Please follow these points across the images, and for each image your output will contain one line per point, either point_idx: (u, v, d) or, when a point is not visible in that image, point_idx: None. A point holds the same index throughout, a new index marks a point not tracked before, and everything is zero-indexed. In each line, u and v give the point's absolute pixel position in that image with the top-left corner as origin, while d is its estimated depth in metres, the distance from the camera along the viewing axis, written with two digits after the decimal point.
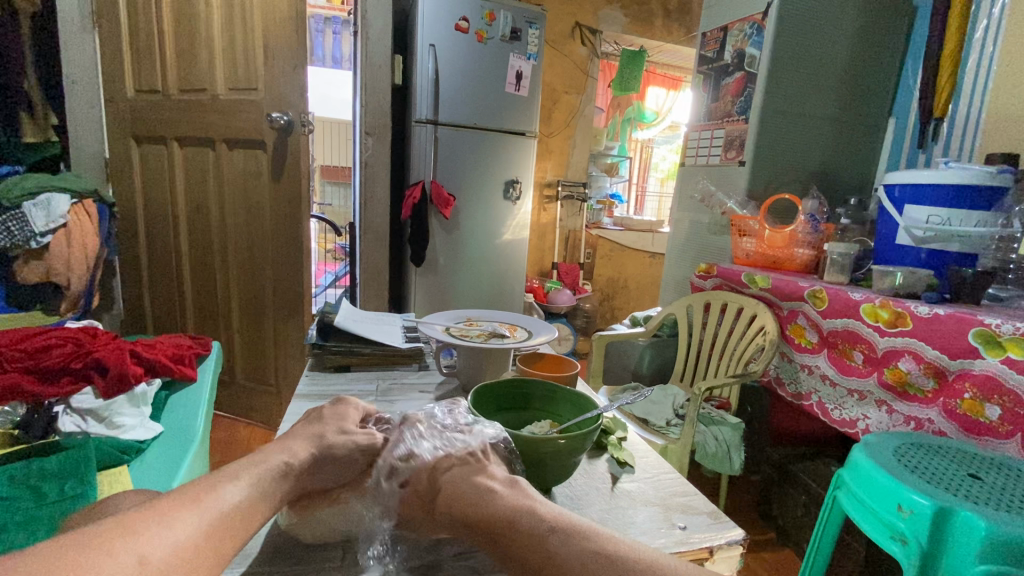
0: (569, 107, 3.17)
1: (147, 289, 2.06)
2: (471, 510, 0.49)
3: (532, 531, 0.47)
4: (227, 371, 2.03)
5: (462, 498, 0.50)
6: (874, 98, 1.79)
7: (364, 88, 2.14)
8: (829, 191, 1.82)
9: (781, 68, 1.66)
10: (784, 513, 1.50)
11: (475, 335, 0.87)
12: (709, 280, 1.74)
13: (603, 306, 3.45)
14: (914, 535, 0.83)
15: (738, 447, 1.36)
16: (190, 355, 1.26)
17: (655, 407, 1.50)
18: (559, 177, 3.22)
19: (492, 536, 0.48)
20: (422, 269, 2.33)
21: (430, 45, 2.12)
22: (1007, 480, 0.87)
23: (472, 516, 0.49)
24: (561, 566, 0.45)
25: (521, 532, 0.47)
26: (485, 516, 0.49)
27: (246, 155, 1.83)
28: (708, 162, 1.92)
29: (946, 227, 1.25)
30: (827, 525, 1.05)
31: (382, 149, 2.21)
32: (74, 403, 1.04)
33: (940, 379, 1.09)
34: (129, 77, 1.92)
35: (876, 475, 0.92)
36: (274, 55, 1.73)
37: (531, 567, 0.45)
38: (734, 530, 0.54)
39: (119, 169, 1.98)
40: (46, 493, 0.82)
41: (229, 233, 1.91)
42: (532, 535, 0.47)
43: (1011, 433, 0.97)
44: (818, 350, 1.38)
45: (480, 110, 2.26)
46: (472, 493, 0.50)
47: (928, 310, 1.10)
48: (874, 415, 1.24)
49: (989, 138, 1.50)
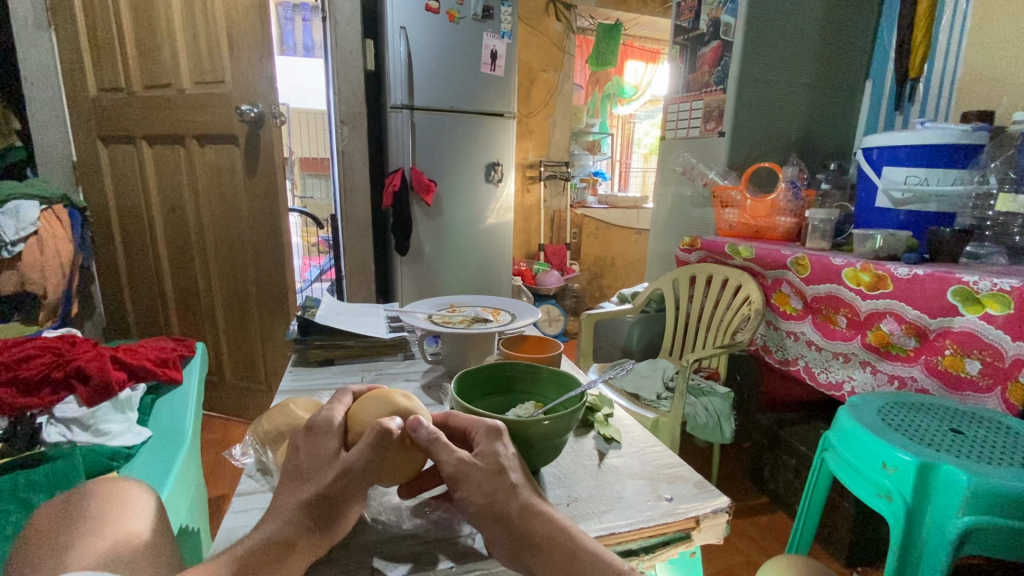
0: (547, 85, 3.12)
1: (129, 294, 2.03)
2: (534, 537, 0.45)
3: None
4: (215, 372, 2.01)
5: (538, 515, 0.47)
6: (852, 60, 1.78)
7: (336, 76, 2.09)
8: (810, 158, 1.82)
9: (757, 35, 1.64)
10: (776, 477, 1.53)
11: (458, 321, 0.86)
12: (693, 253, 1.75)
13: (591, 285, 3.46)
14: (899, 492, 0.85)
15: (728, 416, 1.39)
16: (174, 358, 1.24)
17: (645, 381, 1.51)
18: (541, 158, 3.20)
19: (496, 515, 0.46)
20: (407, 259, 2.31)
21: (401, 28, 2.07)
22: (988, 433, 0.89)
23: (478, 502, 0.47)
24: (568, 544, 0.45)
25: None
26: (553, 557, 0.45)
27: (218, 151, 1.78)
28: (688, 134, 1.91)
29: (924, 187, 1.26)
30: (817, 487, 1.07)
31: (360, 137, 2.16)
32: (57, 414, 1.01)
33: (922, 338, 1.11)
34: (91, 76, 1.86)
35: (861, 434, 0.93)
36: (240, 46, 1.68)
37: (539, 551, 0.45)
38: (719, 498, 0.54)
39: (88, 172, 1.92)
40: (35, 504, 0.81)
41: (207, 232, 1.87)
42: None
43: (992, 387, 0.99)
44: (804, 316, 1.39)
45: (456, 91, 2.22)
46: (545, 519, 0.47)
47: (907, 271, 1.11)
48: (860, 376, 1.26)
49: (964, 96, 1.50)
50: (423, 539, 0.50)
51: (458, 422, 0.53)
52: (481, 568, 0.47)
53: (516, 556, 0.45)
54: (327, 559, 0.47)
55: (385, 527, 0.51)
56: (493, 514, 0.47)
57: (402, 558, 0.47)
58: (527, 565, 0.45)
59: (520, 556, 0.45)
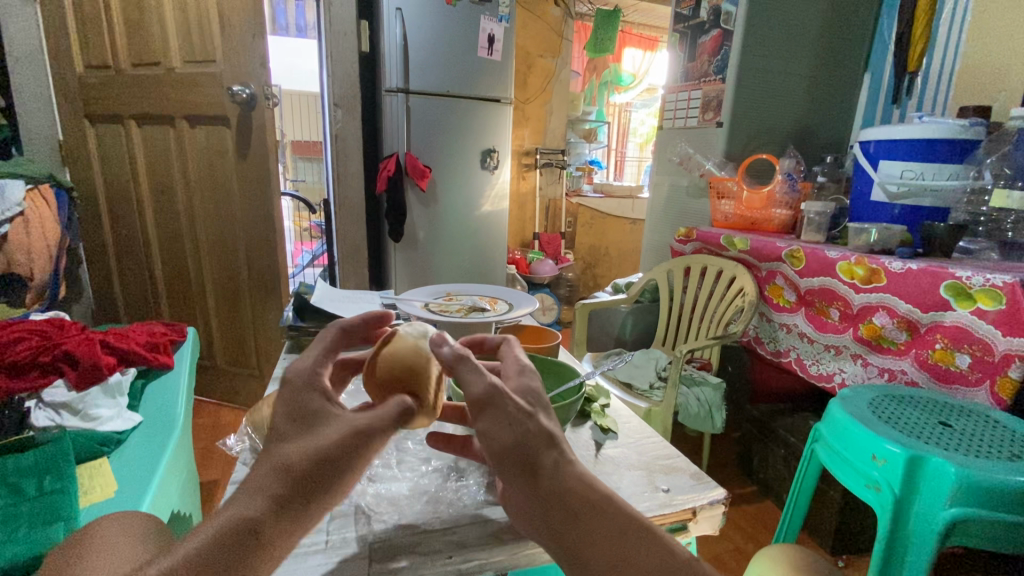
0: (545, 71, 3.09)
1: (118, 277, 2.00)
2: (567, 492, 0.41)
3: (655, 574, 0.40)
4: (206, 357, 2.00)
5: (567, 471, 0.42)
6: (851, 52, 1.77)
7: (331, 57, 2.05)
8: (807, 150, 1.81)
9: (758, 24, 1.63)
10: (765, 467, 1.55)
11: (455, 310, 0.86)
12: (689, 244, 1.75)
13: (586, 275, 3.42)
14: (888, 483, 0.86)
15: (719, 406, 1.40)
16: (165, 343, 1.23)
17: (638, 370, 1.52)
18: (537, 145, 3.17)
19: (527, 467, 0.41)
20: (400, 245, 2.29)
21: (397, 9, 2.03)
22: (976, 426, 0.91)
23: (499, 449, 0.42)
24: (601, 510, 0.41)
25: (644, 565, 0.40)
26: (598, 528, 0.41)
27: (210, 133, 1.75)
28: (686, 124, 1.90)
29: (919, 181, 1.26)
30: (805, 478, 1.08)
31: (354, 121, 2.13)
32: (45, 398, 1.00)
33: (913, 331, 1.12)
34: (77, 52, 1.81)
35: (851, 427, 0.94)
36: (231, 24, 1.63)
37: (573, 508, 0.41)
38: (716, 489, 0.55)
39: (75, 153, 1.88)
40: (24, 489, 0.78)
41: (198, 215, 1.84)
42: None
43: (980, 381, 1.00)
44: (797, 308, 1.40)
45: (453, 75, 2.19)
46: (585, 480, 0.42)
47: (902, 265, 1.12)
48: (850, 369, 1.27)
49: (961, 90, 1.51)
50: (421, 529, 0.52)
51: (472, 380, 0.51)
52: (479, 558, 0.49)
53: (558, 524, 0.41)
54: (324, 550, 0.49)
55: (383, 518, 0.53)
56: (517, 465, 0.41)
57: (398, 550, 0.49)
58: (566, 540, 0.41)
59: (551, 510, 0.41)
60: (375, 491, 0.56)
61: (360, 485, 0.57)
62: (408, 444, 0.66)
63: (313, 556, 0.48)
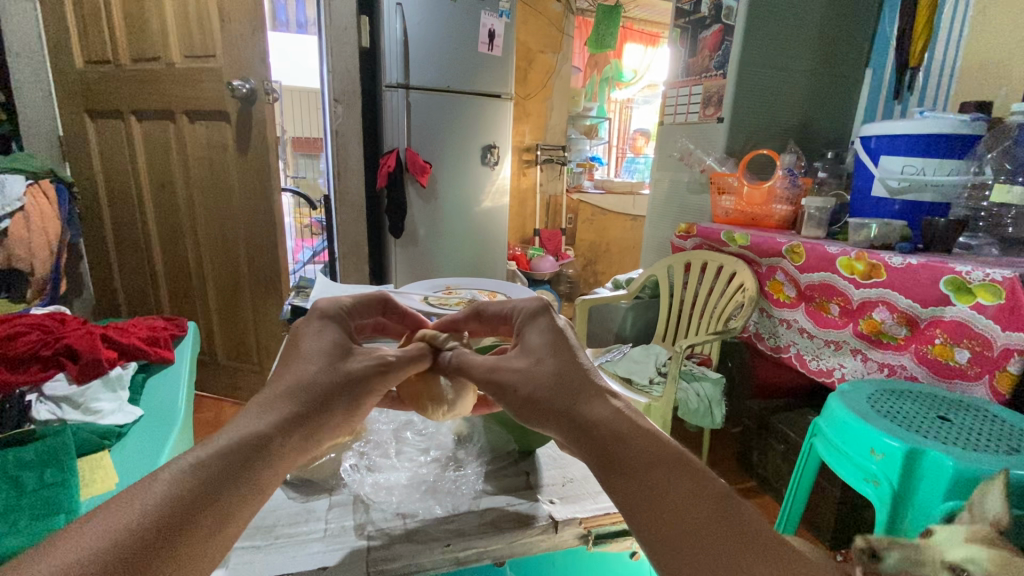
0: (546, 66, 3.08)
1: (118, 273, 2.00)
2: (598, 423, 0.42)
3: (686, 503, 0.37)
4: (207, 352, 2.01)
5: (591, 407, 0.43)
6: (853, 47, 1.77)
7: (331, 53, 2.04)
8: (808, 146, 1.81)
9: (758, 20, 1.62)
10: (764, 462, 1.55)
11: (453, 303, 0.87)
12: (689, 240, 1.74)
13: (585, 270, 3.47)
14: (885, 477, 0.87)
15: (719, 402, 1.40)
16: (166, 337, 1.23)
17: (638, 365, 1.53)
18: (537, 142, 3.16)
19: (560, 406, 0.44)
20: (401, 241, 2.29)
21: (397, 4, 2.02)
22: (976, 421, 0.90)
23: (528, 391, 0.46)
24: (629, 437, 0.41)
25: (673, 490, 0.37)
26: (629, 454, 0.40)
27: (210, 128, 1.75)
28: (687, 120, 1.90)
29: (920, 177, 1.26)
30: (805, 473, 1.08)
31: (354, 116, 2.12)
32: (46, 392, 1.00)
33: (913, 327, 1.12)
34: (77, 47, 1.81)
35: (850, 421, 0.94)
36: (230, 19, 1.63)
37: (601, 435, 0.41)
38: None
39: (75, 149, 1.88)
40: (25, 483, 0.79)
41: (199, 210, 1.84)
42: (686, 511, 0.36)
43: (979, 376, 1.00)
44: (797, 304, 1.40)
45: (454, 71, 2.19)
46: (614, 412, 0.43)
47: (902, 260, 1.11)
48: (851, 364, 1.27)
49: (963, 86, 1.50)
50: (419, 518, 0.53)
51: (476, 363, 0.51)
52: (476, 546, 0.49)
53: (597, 456, 0.41)
54: (325, 538, 0.49)
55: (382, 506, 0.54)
56: (549, 407, 0.45)
57: (396, 537, 0.50)
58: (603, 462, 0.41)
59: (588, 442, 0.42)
60: (375, 480, 0.57)
61: (361, 473, 0.58)
62: (405, 434, 0.66)
63: (313, 544, 0.49)
